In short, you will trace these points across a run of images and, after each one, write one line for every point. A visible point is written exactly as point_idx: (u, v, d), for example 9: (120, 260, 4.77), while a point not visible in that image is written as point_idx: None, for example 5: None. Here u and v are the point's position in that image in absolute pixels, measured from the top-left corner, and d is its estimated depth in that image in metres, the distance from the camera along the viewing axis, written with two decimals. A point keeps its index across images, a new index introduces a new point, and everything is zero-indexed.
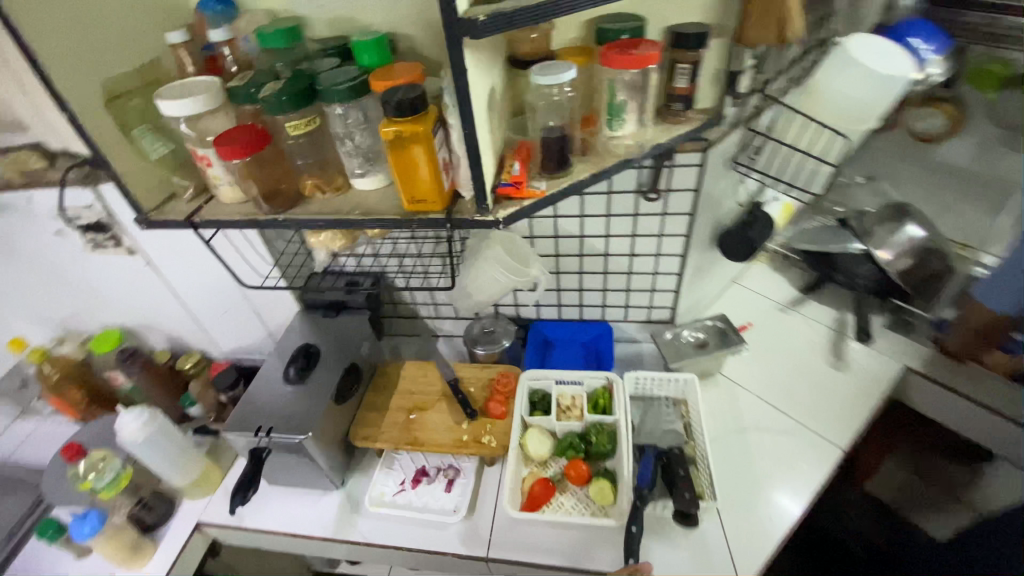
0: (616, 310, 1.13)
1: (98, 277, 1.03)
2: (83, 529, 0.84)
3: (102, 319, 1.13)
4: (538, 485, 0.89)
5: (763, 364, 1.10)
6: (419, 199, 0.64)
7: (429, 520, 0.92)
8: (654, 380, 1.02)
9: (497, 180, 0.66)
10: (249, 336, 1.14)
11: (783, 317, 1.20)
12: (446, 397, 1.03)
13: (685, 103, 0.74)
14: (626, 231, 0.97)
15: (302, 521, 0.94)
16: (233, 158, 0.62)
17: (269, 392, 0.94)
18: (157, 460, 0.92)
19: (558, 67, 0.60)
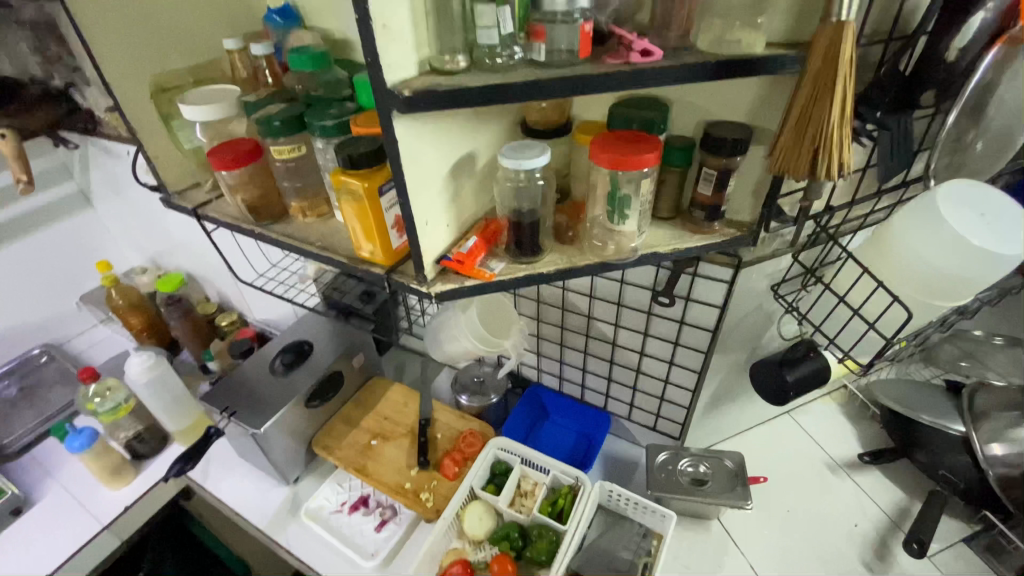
0: (620, 406, 1.01)
1: (175, 227, 1.19)
2: (71, 444, 0.94)
3: (177, 262, 1.30)
4: (456, 566, 0.83)
5: (774, 527, 0.90)
6: (366, 250, 0.61)
7: (347, 552, 0.90)
8: (628, 502, 0.88)
9: (446, 251, 0.60)
10: (278, 312, 1.23)
11: (829, 478, 0.97)
12: (412, 435, 1.01)
13: (709, 213, 0.61)
14: (638, 327, 0.85)
15: (247, 502, 0.98)
16: (221, 169, 0.65)
17: (254, 375, 0.99)
18: (156, 406, 1.00)
19: (531, 151, 0.53)
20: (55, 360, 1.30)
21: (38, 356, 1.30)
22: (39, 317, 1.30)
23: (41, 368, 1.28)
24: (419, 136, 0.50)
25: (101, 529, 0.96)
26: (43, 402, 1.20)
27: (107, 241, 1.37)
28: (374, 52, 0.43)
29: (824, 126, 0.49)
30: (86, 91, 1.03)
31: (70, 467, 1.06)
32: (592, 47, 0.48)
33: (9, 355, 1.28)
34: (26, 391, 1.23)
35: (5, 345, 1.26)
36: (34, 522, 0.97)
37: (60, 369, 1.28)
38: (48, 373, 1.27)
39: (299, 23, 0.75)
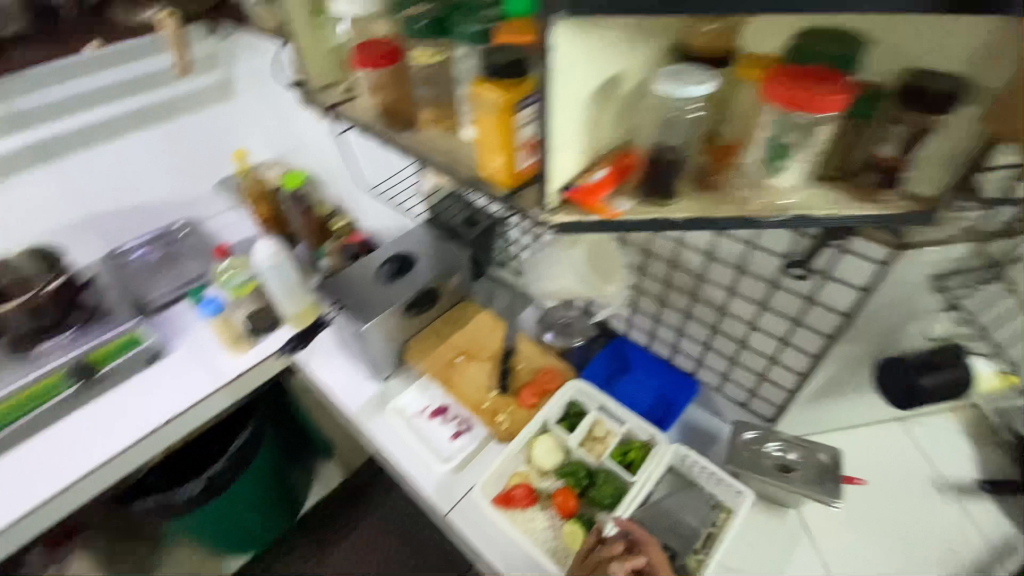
0: (712, 375, 0.96)
1: (304, 127, 1.25)
2: (205, 308, 1.08)
3: (301, 162, 1.38)
4: (520, 488, 0.86)
5: (857, 533, 0.84)
6: (490, 168, 0.59)
7: (423, 452, 0.97)
8: (703, 470, 0.86)
9: (572, 180, 0.57)
10: (385, 223, 1.28)
11: (935, 499, 0.87)
12: (494, 360, 1.03)
13: (882, 179, 0.53)
14: (754, 297, 0.78)
15: (342, 390, 1.07)
16: (365, 66, 0.67)
17: (359, 277, 1.05)
18: (276, 287, 1.11)
19: (690, 79, 0.48)
20: (192, 234, 1.44)
21: (178, 228, 1.45)
22: (183, 194, 1.45)
23: (180, 239, 1.43)
24: (573, 49, 0.46)
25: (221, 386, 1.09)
26: (181, 269, 1.35)
27: (240, 133, 1.46)
28: None
29: None
30: None
31: (199, 329, 1.18)
32: None
33: (156, 224, 1.44)
34: (167, 257, 1.39)
35: (155, 214, 1.42)
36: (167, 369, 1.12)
37: (196, 243, 1.42)
38: (186, 245, 1.42)
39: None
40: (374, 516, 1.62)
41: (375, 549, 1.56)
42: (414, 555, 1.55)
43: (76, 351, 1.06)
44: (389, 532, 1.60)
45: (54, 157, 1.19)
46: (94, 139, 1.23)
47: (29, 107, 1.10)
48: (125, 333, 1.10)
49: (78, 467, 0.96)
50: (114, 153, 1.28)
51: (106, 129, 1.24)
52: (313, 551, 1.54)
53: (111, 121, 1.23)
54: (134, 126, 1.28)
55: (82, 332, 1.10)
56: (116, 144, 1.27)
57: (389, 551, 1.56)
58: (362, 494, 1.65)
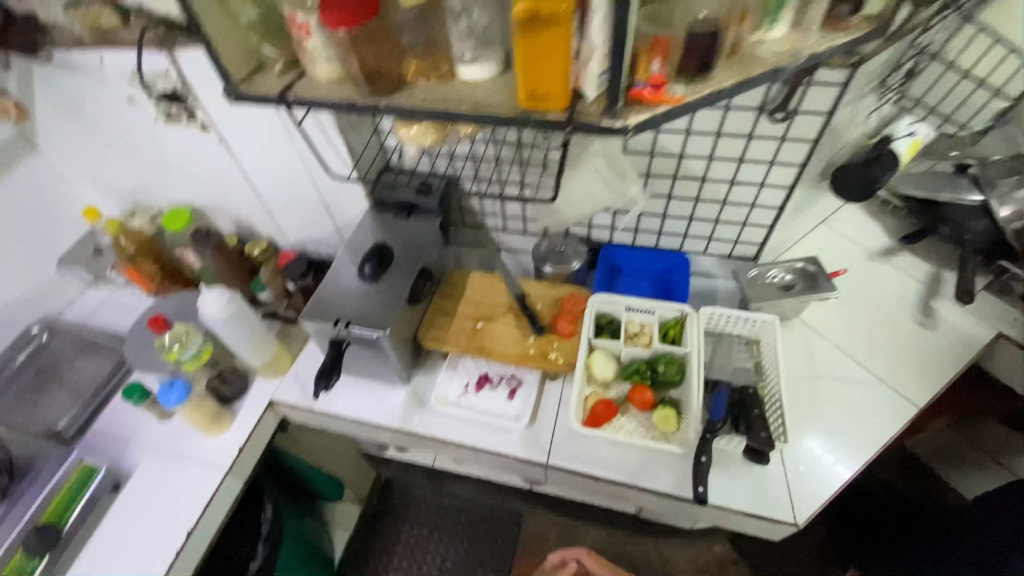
0: (698, 243, 1.06)
1: (171, 153, 1.01)
2: (171, 395, 0.88)
3: (172, 196, 1.12)
4: (602, 405, 0.90)
5: (843, 313, 1.06)
6: (540, 94, 0.56)
7: (489, 425, 0.94)
8: (731, 317, 0.98)
9: (631, 79, 0.57)
10: (317, 227, 1.12)
11: (872, 266, 1.13)
12: (513, 311, 1.02)
13: (853, 6, 0.62)
14: (733, 154, 0.87)
15: (369, 411, 0.97)
16: (339, 27, 0.56)
17: (341, 289, 0.93)
18: (236, 341, 0.94)
19: None
20: (63, 335, 1.12)
21: (39, 334, 1.12)
22: (21, 290, 1.10)
23: (49, 346, 1.11)
24: None
25: (224, 472, 0.92)
26: (77, 380, 1.07)
27: (64, 188, 1.14)
28: None
29: None
30: None
31: (150, 429, 0.97)
32: None
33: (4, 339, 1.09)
34: (48, 374, 1.08)
35: None
36: (144, 488, 0.90)
37: (77, 343, 1.12)
38: (64, 350, 1.11)
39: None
40: (410, 523, 1.53)
41: (426, 554, 1.48)
42: (466, 539, 1.50)
43: (16, 527, 0.84)
44: (431, 529, 1.52)
45: None
46: None
47: None
48: (72, 472, 0.88)
49: None
50: None
51: None
52: None
53: None
54: None
55: (12, 504, 0.88)
56: None
57: (441, 548, 1.49)
58: (387, 513, 1.55)
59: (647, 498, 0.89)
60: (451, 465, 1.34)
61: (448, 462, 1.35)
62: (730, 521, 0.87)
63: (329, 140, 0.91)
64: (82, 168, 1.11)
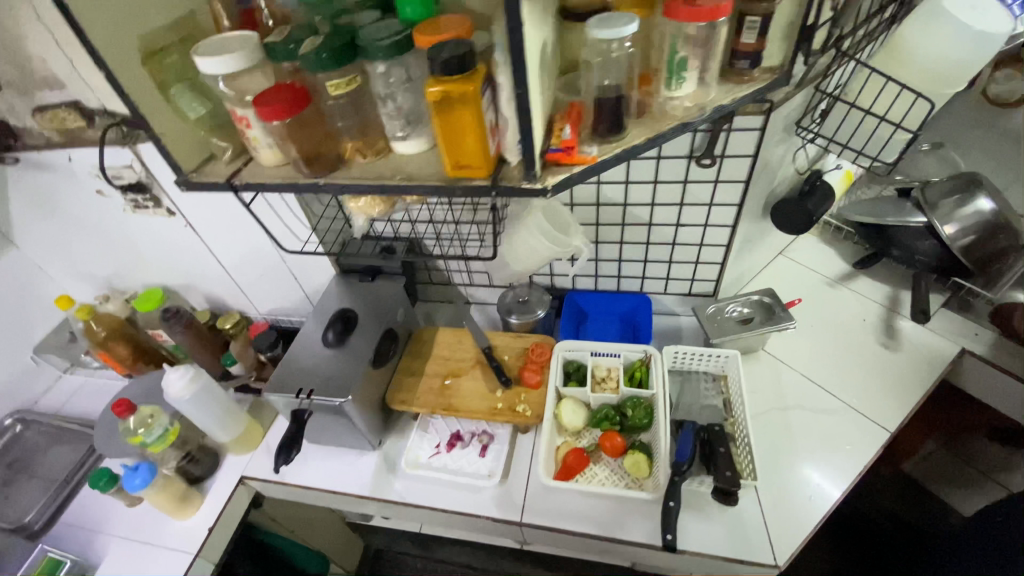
0: (657, 283, 1.09)
1: (141, 237, 1.05)
2: (135, 480, 0.87)
3: (145, 278, 1.16)
4: (572, 455, 0.89)
5: (806, 340, 1.06)
6: (463, 163, 0.60)
7: (461, 484, 0.92)
8: (695, 355, 0.99)
9: (546, 144, 0.61)
10: (286, 297, 1.15)
11: (832, 291, 1.15)
12: (481, 364, 1.03)
13: (751, 61, 0.68)
14: (672, 200, 0.92)
15: (340, 479, 0.96)
16: (272, 119, 0.60)
17: (306, 357, 0.95)
18: (205, 418, 0.94)
19: (619, 20, 0.55)
20: (36, 426, 1.13)
21: (13, 427, 1.12)
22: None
23: (22, 438, 1.12)
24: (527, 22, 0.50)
25: (192, 557, 0.90)
26: (46, 471, 1.06)
27: (37, 279, 1.15)
28: None
29: None
30: None
31: (118, 516, 0.96)
32: None
33: None
34: (19, 467, 1.07)
35: None
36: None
37: (48, 433, 1.11)
38: (36, 441, 1.11)
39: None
40: None
41: None
42: None
43: None
44: None
45: None
46: None
47: None
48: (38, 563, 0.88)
49: None
50: None
51: None
52: None
53: None
54: None
55: None
56: None
57: None
58: None
59: (625, 549, 0.87)
60: (437, 529, 1.31)
61: (434, 526, 1.32)
62: (711, 568, 0.85)
63: (285, 215, 0.97)
64: (58, 258, 1.15)
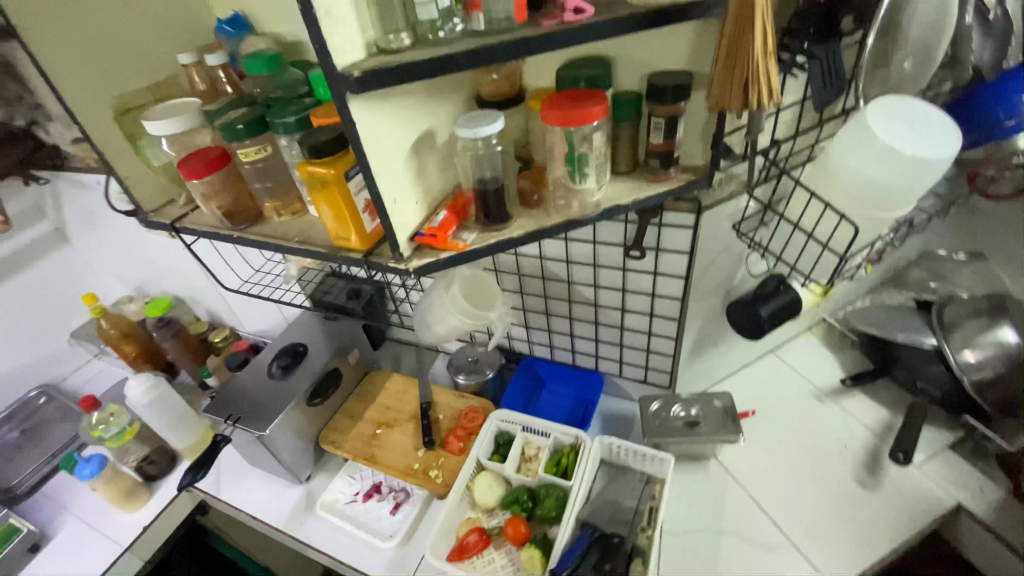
0: (612, 365, 1.03)
1: (155, 251, 1.20)
2: (84, 470, 0.96)
3: (163, 286, 1.31)
4: (471, 535, 0.86)
5: (767, 458, 0.95)
6: (339, 236, 0.63)
7: (363, 538, 0.92)
8: (629, 451, 0.91)
9: (419, 227, 0.62)
10: (268, 320, 1.24)
11: (819, 406, 1.02)
12: (416, 420, 1.03)
13: (664, 160, 0.64)
14: (615, 285, 0.88)
15: (263, 506, 1.00)
16: (192, 178, 0.68)
17: (251, 385, 1.01)
18: (161, 425, 1.03)
19: (483, 120, 0.56)
20: (53, 401, 1.29)
21: (36, 399, 1.28)
22: (33, 357, 1.30)
23: (40, 409, 1.28)
24: (372, 118, 0.52)
25: (122, 550, 0.98)
26: (47, 443, 1.20)
27: (86, 275, 1.36)
28: (318, 37, 0.44)
29: (752, 56, 0.47)
30: (51, 127, 1.04)
31: (81, 499, 1.07)
32: (526, 11, 0.50)
33: (9, 399, 1.28)
34: (28, 434, 1.23)
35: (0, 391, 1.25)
36: (54, 556, 0.98)
37: (61, 409, 1.27)
38: (50, 415, 1.27)
39: (250, 33, 0.77)
40: None
41: None
42: None
43: None
44: None
45: None
46: None
47: None
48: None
49: None
50: None
51: None
52: None
53: None
54: None
55: None
56: None
57: None
58: None
59: None
60: None
61: None
62: None
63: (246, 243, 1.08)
64: (101, 259, 1.33)
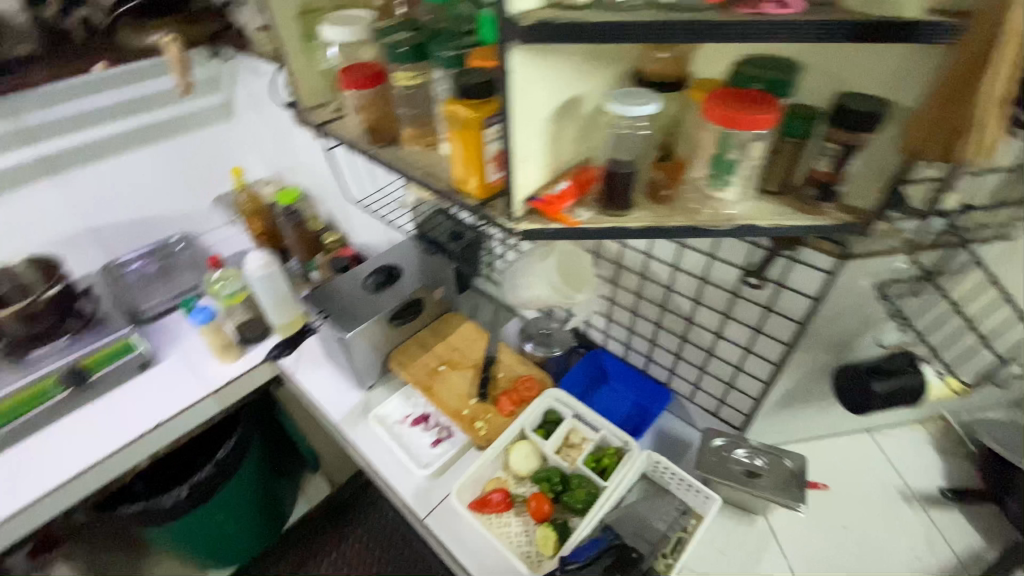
0: (685, 386, 0.98)
1: (298, 145, 1.30)
2: (197, 316, 1.09)
3: (295, 178, 1.43)
4: (495, 493, 0.88)
5: (821, 538, 0.87)
6: (465, 181, 0.64)
7: (400, 458, 0.98)
8: (673, 474, 0.87)
9: (536, 192, 0.61)
10: (375, 236, 1.31)
11: (901, 506, 0.91)
12: (477, 370, 1.06)
13: (821, 192, 0.58)
14: (718, 306, 0.81)
15: (326, 397, 1.09)
16: (350, 88, 0.72)
17: (344, 289, 1.09)
18: (265, 299, 1.14)
19: (639, 99, 0.52)
20: (188, 248, 1.49)
21: (176, 243, 1.49)
22: (182, 208, 1.50)
23: (178, 252, 1.48)
24: (528, 73, 0.51)
25: (208, 391, 1.12)
26: (174, 283, 1.39)
27: (239, 152, 1.53)
28: None
29: (981, 110, 0.42)
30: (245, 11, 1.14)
31: (190, 339, 1.24)
32: None
33: (155, 237, 1.49)
34: (163, 271, 1.43)
35: (148, 227, 1.47)
36: (157, 377, 1.15)
37: (191, 258, 1.46)
38: (183, 259, 1.46)
39: None
40: (359, 531, 1.59)
41: (361, 561, 1.54)
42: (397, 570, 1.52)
43: (67, 358, 1.09)
44: (374, 544, 1.57)
45: (61, 170, 1.24)
46: (98, 154, 1.28)
47: (41, 122, 1.16)
48: (119, 340, 1.15)
49: (63, 473, 0.98)
50: (117, 169, 1.33)
51: (109, 146, 1.29)
52: (298, 564, 1.53)
53: (117, 137, 1.29)
54: (135, 143, 1.33)
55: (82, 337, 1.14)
56: (116, 160, 1.32)
57: (372, 562, 1.54)
58: (351, 505, 1.65)
59: None
60: None
61: None
62: None
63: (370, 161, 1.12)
64: (255, 142, 1.49)
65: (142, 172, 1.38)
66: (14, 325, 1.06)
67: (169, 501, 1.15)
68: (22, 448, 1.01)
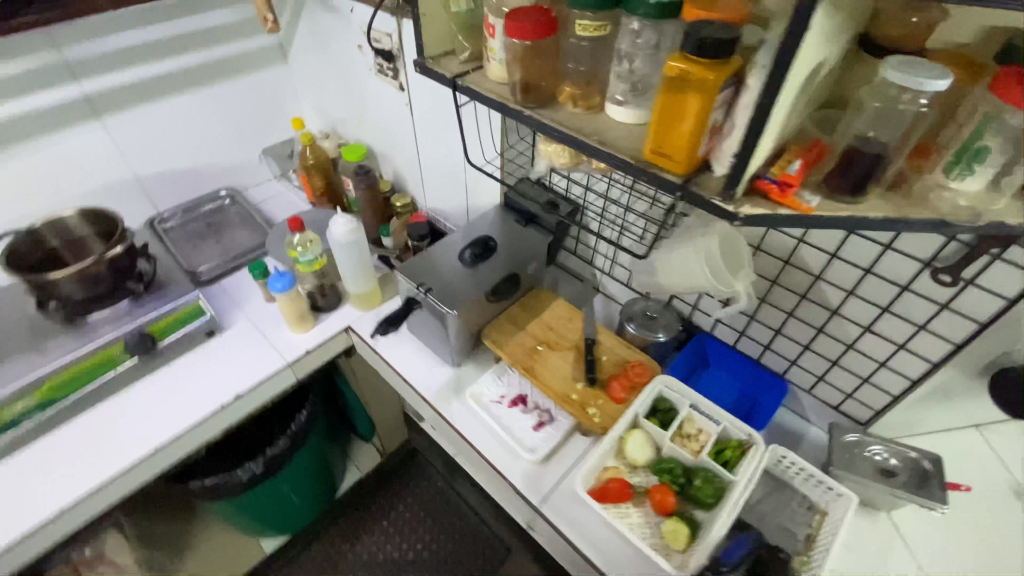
0: (804, 376, 0.94)
1: (371, 97, 1.19)
2: (277, 283, 1.01)
3: (358, 133, 1.32)
4: (615, 482, 0.84)
5: (943, 534, 0.85)
6: (664, 152, 0.55)
7: (503, 441, 0.93)
8: (802, 471, 0.83)
9: (763, 169, 0.54)
10: (452, 202, 1.22)
11: (1014, 503, 0.90)
12: (579, 351, 1.01)
13: None
14: (876, 300, 0.77)
15: (414, 373, 1.03)
16: (514, 36, 0.62)
17: (439, 261, 1.01)
18: (345, 266, 1.06)
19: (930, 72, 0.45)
20: (238, 203, 1.38)
21: (223, 197, 1.38)
22: (230, 160, 1.38)
23: (228, 207, 1.38)
24: (810, 32, 0.43)
25: (284, 362, 1.05)
26: (229, 240, 1.29)
27: (291, 101, 1.40)
28: None
29: None
30: None
31: (255, 303, 1.15)
32: None
33: (201, 191, 1.37)
34: (214, 227, 1.32)
35: (194, 179, 1.34)
36: (228, 345, 1.07)
37: (243, 214, 1.36)
38: (234, 214, 1.36)
39: None
40: (409, 500, 1.58)
41: (414, 530, 1.52)
42: (451, 539, 1.51)
43: (132, 323, 0.99)
44: (424, 513, 1.56)
45: (106, 113, 1.11)
46: (145, 95, 1.15)
47: (85, 56, 1.04)
48: (187, 305, 1.04)
49: (140, 446, 0.91)
50: (166, 113, 1.20)
51: (156, 87, 1.16)
52: (349, 532, 1.50)
53: (165, 77, 1.16)
54: (183, 86, 1.20)
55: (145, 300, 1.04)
56: (164, 103, 1.19)
57: (424, 531, 1.52)
58: (400, 473, 1.62)
59: None
60: None
61: None
62: None
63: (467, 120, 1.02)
64: (311, 90, 1.36)
65: (192, 118, 1.25)
66: (72, 287, 0.95)
67: (245, 474, 1.10)
68: (93, 420, 0.94)
